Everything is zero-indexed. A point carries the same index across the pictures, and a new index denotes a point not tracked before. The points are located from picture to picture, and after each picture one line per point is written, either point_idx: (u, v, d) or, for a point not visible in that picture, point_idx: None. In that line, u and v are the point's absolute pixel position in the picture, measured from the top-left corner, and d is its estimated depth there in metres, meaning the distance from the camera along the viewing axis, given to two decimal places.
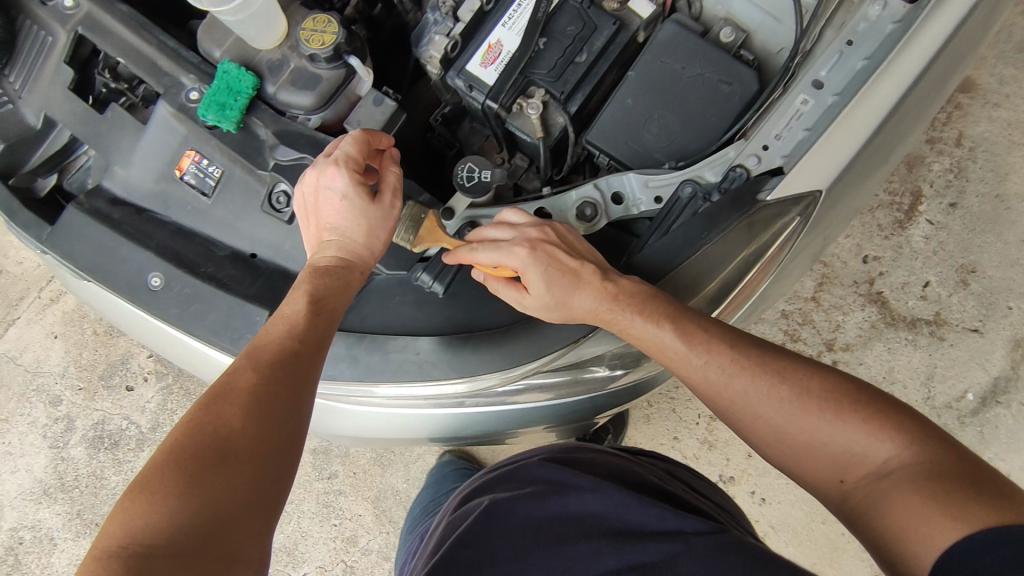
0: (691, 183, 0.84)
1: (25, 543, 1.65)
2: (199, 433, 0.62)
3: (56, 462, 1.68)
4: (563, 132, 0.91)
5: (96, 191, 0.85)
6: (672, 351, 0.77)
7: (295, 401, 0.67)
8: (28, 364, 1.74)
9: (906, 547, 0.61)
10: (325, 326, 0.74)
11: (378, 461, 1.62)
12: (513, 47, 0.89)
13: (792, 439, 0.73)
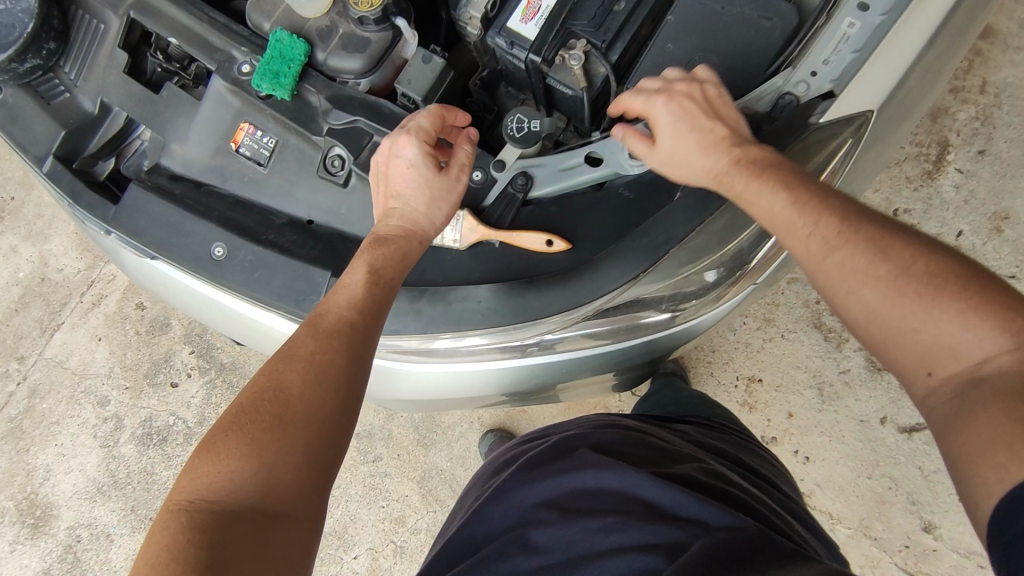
0: (743, 114, 0.85)
1: (82, 541, 1.68)
2: (261, 398, 0.66)
3: (107, 461, 1.72)
4: (605, 82, 0.92)
5: (156, 170, 0.88)
6: (772, 211, 0.72)
7: (351, 372, 0.69)
8: (74, 367, 1.78)
9: (972, 458, 0.55)
10: (383, 296, 0.75)
11: (421, 441, 1.65)
12: (552, 1, 0.91)
13: (881, 320, 0.64)
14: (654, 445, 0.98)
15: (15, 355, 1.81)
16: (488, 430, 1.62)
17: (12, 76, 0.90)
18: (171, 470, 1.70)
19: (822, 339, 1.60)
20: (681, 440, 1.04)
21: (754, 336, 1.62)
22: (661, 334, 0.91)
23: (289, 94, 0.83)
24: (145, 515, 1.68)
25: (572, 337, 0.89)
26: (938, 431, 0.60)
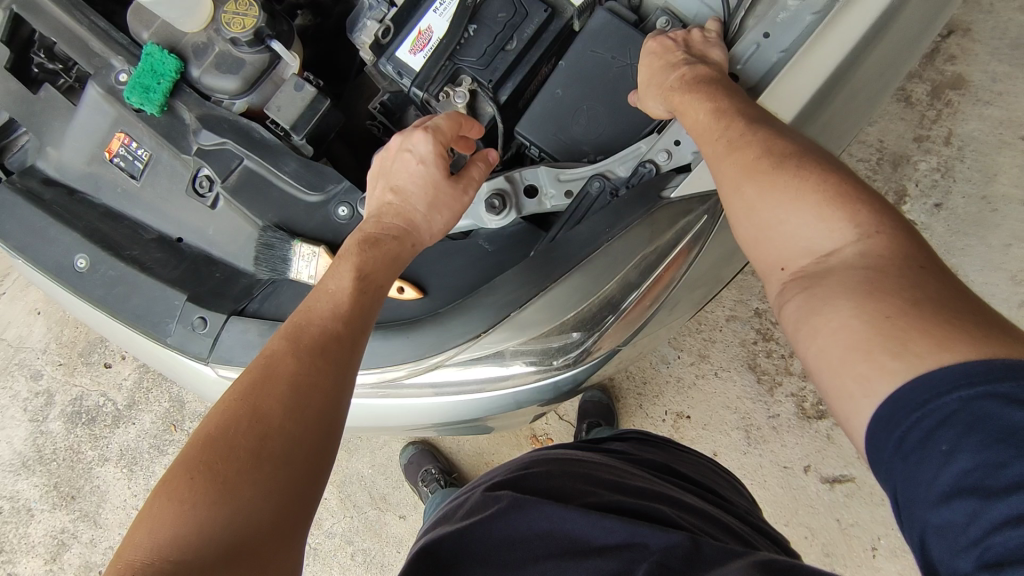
0: (600, 178, 0.86)
1: (4, 513, 1.70)
2: (233, 424, 0.58)
3: (35, 435, 1.73)
4: (491, 121, 0.95)
5: (31, 171, 0.93)
6: (699, 127, 0.74)
7: (333, 391, 0.63)
8: (11, 339, 1.78)
9: (833, 377, 0.53)
10: (368, 309, 0.71)
11: (345, 446, 1.65)
12: (442, 33, 0.92)
13: (757, 220, 0.64)
14: (584, 471, 0.86)
15: None
16: (411, 442, 1.62)
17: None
18: (96, 450, 1.70)
19: (754, 382, 1.58)
20: (613, 459, 0.94)
21: (686, 371, 1.60)
22: (522, 389, 0.86)
23: (161, 110, 0.88)
24: (67, 493, 1.69)
25: (426, 384, 0.87)
26: (789, 334, 0.59)
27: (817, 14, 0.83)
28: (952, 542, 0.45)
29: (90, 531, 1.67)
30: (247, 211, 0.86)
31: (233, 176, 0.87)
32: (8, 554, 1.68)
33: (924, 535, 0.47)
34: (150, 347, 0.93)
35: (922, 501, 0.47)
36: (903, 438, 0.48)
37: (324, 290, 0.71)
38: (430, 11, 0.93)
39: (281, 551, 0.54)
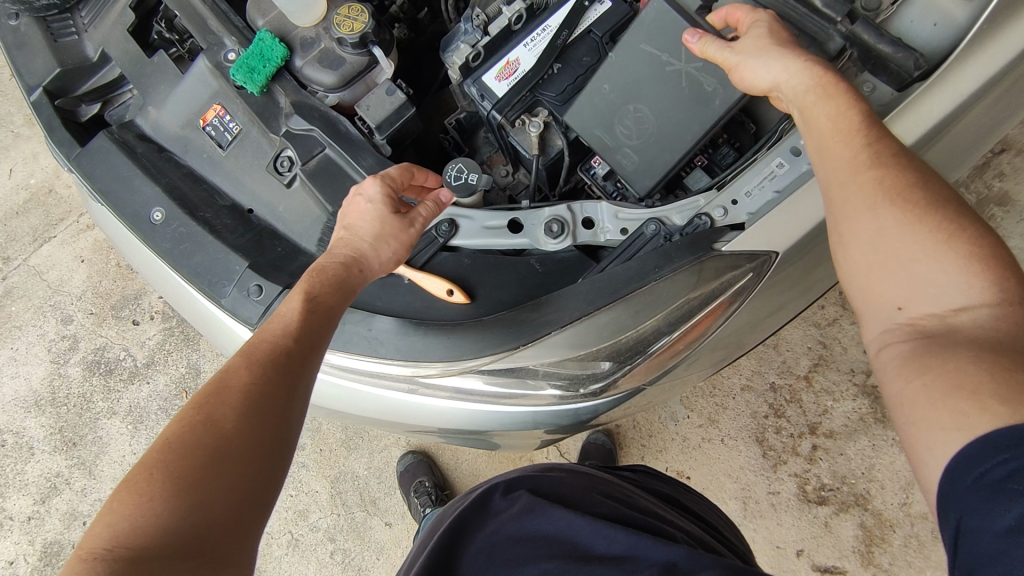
0: (656, 222, 0.89)
1: (6, 447, 1.73)
2: (190, 429, 0.61)
3: (53, 377, 1.77)
4: (559, 155, 1.02)
5: (129, 126, 1.01)
6: (833, 135, 0.69)
7: (286, 399, 0.66)
8: (52, 281, 1.85)
9: (927, 416, 0.55)
10: (325, 323, 0.73)
11: (346, 443, 1.66)
12: (528, 67, 1.00)
13: (880, 249, 0.63)
14: (595, 485, 0.93)
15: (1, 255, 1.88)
16: (410, 450, 1.63)
17: (27, 10, 1.03)
18: (107, 402, 1.74)
19: (760, 455, 1.57)
20: (619, 477, 0.99)
21: (693, 432, 1.60)
22: (540, 410, 0.89)
23: (260, 90, 0.95)
24: (70, 438, 1.72)
25: (455, 388, 0.89)
26: (884, 370, 0.62)
27: (884, 107, 0.90)
28: (1000, 573, 0.49)
29: (84, 480, 1.69)
30: (318, 195, 0.92)
31: (312, 161, 0.93)
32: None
33: (974, 566, 0.51)
34: (197, 305, 0.97)
35: (985, 533, 0.51)
36: (983, 474, 0.51)
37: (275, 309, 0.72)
38: (520, 45, 1.00)
39: (237, 547, 0.58)
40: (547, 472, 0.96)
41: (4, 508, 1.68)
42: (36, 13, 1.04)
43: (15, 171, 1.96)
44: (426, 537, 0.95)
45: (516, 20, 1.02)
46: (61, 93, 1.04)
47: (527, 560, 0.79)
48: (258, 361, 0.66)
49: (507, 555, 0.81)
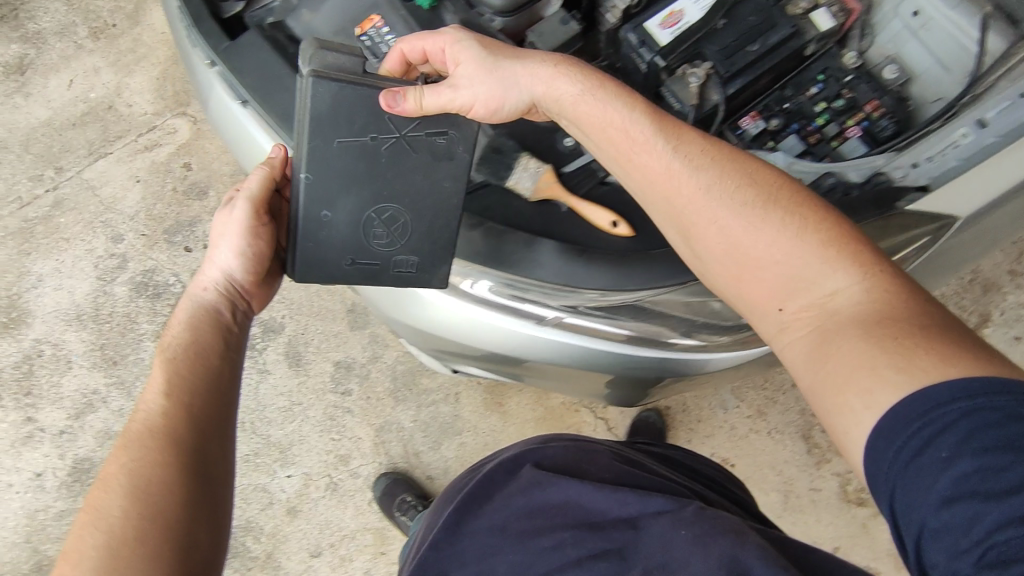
0: (834, 176, 1.04)
1: (42, 358, 1.69)
2: (85, 530, 0.77)
3: (98, 293, 1.73)
4: (714, 108, 1.06)
5: None
6: (669, 166, 0.87)
7: (167, 461, 0.84)
8: (104, 197, 1.80)
9: (840, 402, 0.71)
10: (192, 392, 0.91)
11: (393, 393, 1.65)
12: (693, 18, 1.05)
13: (740, 260, 0.83)
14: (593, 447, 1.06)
15: (54, 164, 1.82)
16: (381, 473, 1.60)
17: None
18: (153, 325, 1.71)
19: (805, 451, 1.60)
20: (623, 446, 1.08)
21: (742, 422, 1.62)
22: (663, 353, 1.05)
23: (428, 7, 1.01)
24: (110, 356, 1.69)
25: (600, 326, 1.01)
26: (795, 362, 0.79)
27: None
28: (951, 545, 0.61)
29: (122, 400, 1.66)
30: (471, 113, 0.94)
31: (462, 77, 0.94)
32: (33, 398, 1.66)
33: (923, 538, 0.63)
34: None
35: (925, 506, 0.63)
36: (904, 446, 0.65)
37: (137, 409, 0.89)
38: None
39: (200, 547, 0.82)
40: (549, 443, 1.05)
41: (36, 419, 1.65)
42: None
43: (75, 81, 1.90)
44: (440, 509, 1.06)
45: None
46: None
47: (537, 532, 0.91)
48: (132, 447, 0.84)
49: (520, 530, 0.92)
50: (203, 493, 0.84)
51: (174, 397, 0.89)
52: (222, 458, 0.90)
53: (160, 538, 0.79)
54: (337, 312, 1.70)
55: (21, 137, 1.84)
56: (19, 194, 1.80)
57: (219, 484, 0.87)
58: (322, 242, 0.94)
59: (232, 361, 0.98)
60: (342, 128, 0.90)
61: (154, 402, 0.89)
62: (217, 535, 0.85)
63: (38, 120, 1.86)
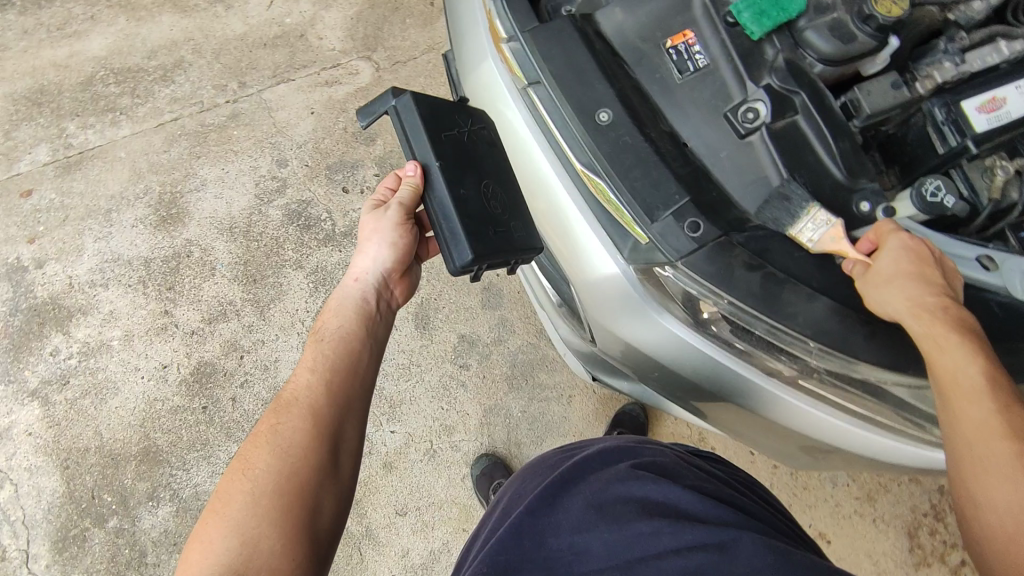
0: None
1: (190, 258, 1.75)
2: (230, 479, 0.87)
3: (253, 211, 1.78)
4: (1013, 209, 0.83)
5: (589, 19, 0.89)
6: (959, 379, 0.73)
7: (301, 435, 0.91)
8: (278, 121, 1.85)
9: None
10: (339, 376, 1.00)
11: (509, 380, 1.66)
12: (1017, 111, 0.82)
13: (998, 499, 0.67)
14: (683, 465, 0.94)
15: (239, 78, 1.88)
16: (483, 453, 1.61)
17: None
18: (296, 254, 1.75)
19: (907, 548, 1.55)
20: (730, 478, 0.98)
21: (849, 502, 1.58)
22: (895, 443, 0.86)
23: (758, 36, 0.81)
24: (251, 273, 1.74)
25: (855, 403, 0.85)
26: None
27: None
28: None
29: (253, 317, 1.71)
30: (777, 158, 0.79)
31: (780, 121, 0.80)
32: (173, 293, 1.73)
33: None
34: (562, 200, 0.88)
35: None
36: None
37: (292, 381, 0.99)
38: (1009, 84, 0.83)
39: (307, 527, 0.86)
40: (645, 447, 0.98)
41: (172, 314, 1.72)
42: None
43: (274, 4, 1.95)
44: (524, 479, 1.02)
45: (1007, 60, 0.85)
46: None
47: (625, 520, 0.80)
48: (278, 412, 0.94)
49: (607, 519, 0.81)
50: (334, 471, 0.92)
51: (318, 375, 0.99)
52: (350, 443, 0.97)
53: (275, 503, 0.84)
54: (473, 286, 1.72)
55: (215, 45, 1.91)
56: (202, 99, 1.87)
57: (344, 470, 0.94)
58: (464, 214, 0.92)
59: (373, 358, 1.07)
60: (444, 125, 0.95)
61: (309, 378, 0.99)
62: (334, 516, 0.91)
63: (234, 33, 1.92)
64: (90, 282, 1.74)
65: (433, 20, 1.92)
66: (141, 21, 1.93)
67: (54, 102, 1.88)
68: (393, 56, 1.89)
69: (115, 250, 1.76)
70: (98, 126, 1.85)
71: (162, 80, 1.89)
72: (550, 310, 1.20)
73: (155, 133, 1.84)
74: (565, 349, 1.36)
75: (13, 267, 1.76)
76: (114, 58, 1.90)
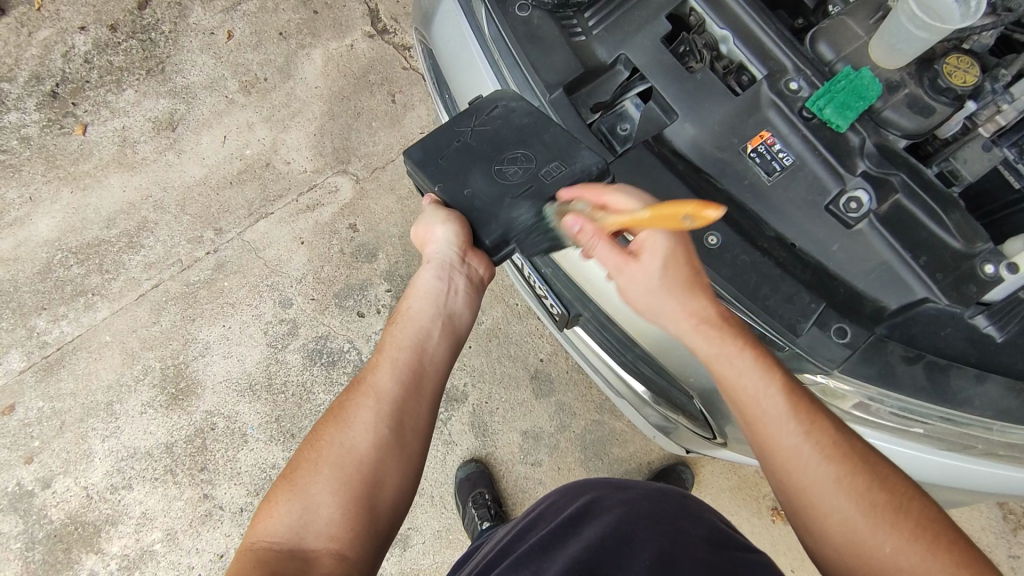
0: None
1: (216, 431, 1.62)
2: (303, 451, 0.77)
3: (270, 361, 1.66)
4: None
5: (660, 139, 0.88)
6: (756, 402, 0.76)
7: (371, 413, 0.77)
8: (269, 260, 1.73)
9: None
10: (420, 352, 0.81)
11: (585, 464, 1.62)
12: None
13: (785, 474, 0.74)
14: (699, 510, 0.92)
15: (213, 226, 1.76)
16: None
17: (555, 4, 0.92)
18: (329, 395, 1.64)
19: (1000, 517, 1.52)
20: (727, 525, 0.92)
21: None
22: None
23: (843, 128, 0.82)
24: (288, 429, 1.61)
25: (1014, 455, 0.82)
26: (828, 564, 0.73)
27: None
28: None
29: None
30: (894, 243, 0.80)
31: (885, 204, 0.80)
32: (208, 474, 1.59)
33: None
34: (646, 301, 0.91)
35: None
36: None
37: (378, 345, 0.84)
38: None
39: (369, 513, 0.74)
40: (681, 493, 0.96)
41: (212, 496, 1.57)
42: (556, 4, 0.92)
43: (228, 137, 1.84)
44: (569, 496, 0.98)
45: None
46: (571, 89, 0.91)
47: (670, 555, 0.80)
48: (359, 381, 0.81)
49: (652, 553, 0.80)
50: (402, 450, 0.77)
51: (400, 347, 0.81)
52: (427, 420, 0.80)
53: (339, 485, 0.73)
54: (520, 378, 1.67)
55: (178, 196, 1.78)
56: (179, 257, 1.73)
57: (413, 445, 0.78)
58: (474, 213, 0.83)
59: (451, 338, 0.84)
60: (439, 147, 0.87)
61: (386, 353, 0.82)
62: (402, 495, 0.77)
63: (193, 178, 1.80)
64: (110, 488, 1.58)
65: (399, 117, 1.86)
66: (88, 190, 1.78)
67: (13, 301, 1.70)
68: (370, 163, 1.82)
69: (128, 444, 1.61)
70: (71, 314, 1.69)
71: (129, 248, 1.74)
72: (638, 403, 1.17)
73: (137, 306, 1.70)
74: (646, 425, 1.32)
75: (17, 495, 1.57)
76: (69, 237, 1.74)
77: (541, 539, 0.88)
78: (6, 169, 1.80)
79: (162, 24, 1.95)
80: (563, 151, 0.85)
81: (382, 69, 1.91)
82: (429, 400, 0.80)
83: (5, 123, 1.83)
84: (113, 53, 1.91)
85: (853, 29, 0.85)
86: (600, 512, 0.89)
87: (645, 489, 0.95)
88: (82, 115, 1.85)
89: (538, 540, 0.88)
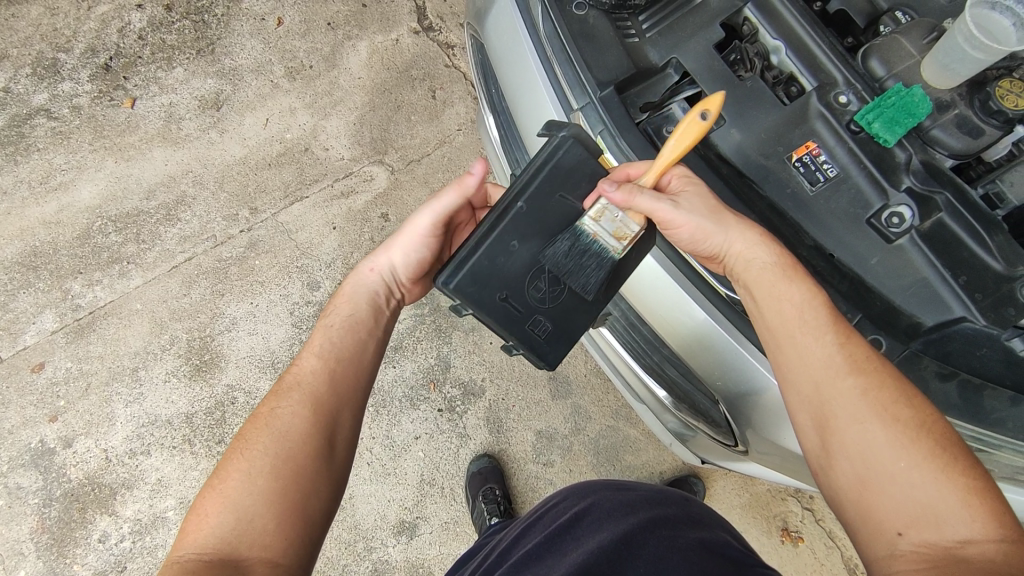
0: None
1: (236, 405, 1.64)
2: (231, 461, 0.82)
3: (294, 341, 1.69)
4: None
5: (707, 143, 0.90)
6: (798, 316, 0.81)
7: (299, 419, 0.84)
8: (300, 242, 1.77)
9: (884, 493, 0.72)
10: (347, 364, 0.92)
11: (597, 468, 1.63)
12: None
13: (814, 383, 0.79)
14: (704, 517, 0.91)
15: (249, 205, 1.80)
16: None
17: (611, 4, 0.95)
18: None
19: None
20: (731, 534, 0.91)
21: None
22: None
23: (890, 143, 0.83)
24: None
25: None
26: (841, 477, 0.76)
27: None
28: None
29: None
30: (933, 259, 0.81)
31: (928, 221, 0.81)
32: (225, 446, 1.61)
33: None
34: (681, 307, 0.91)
35: None
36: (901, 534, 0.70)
37: (301, 361, 0.92)
38: None
39: (301, 515, 0.79)
40: (682, 500, 0.95)
41: None
42: (612, 6, 0.95)
43: (271, 120, 1.88)
44: (575, 497, 0.98)
45: None
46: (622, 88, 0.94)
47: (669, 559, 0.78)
48: (284, 393, 0.88)
49: (651, 558, 0.78)
50: (330, 454, 0.85)
51: (326, 361, 0.91)
52: (350, 429, 0.90)
53: (272, 490, 0.78)
54: (538, 378, 1.67)
55: (217, 174, 1.83)
56: (214, 233, 1.77)
57: (339, 451, 0.87)
58: (497, 268, 0.87)
59: (375, 339, 0.98)
60: (571, 187, 0.88)
61: (311, 365, 0.91)
62: (330, 501, 0.84)
63: (234, 158, 1.84)
64: (128, 452, 1.61)
65: (439, 113, 1.90)
66: (132, 161, 1.83)
67: (51, 262, 1.74)
68: (406, 155, 1.85)
69: (150, 411, 1.64)
70: (106, 280, 1.73)
71: (166, 220, 1.78)
72: (658, 408, 1.18)
73: (170, 277, 1.73)
74: (663, 432, 1.33)
75: (38, 451, 1.61)
76: (109, 205, 1.79)
77: (533, 547, 0.88)
78: (56, 136, 1.85)
79: (216, 7, 2.00)
80: (563, 320, 0.91)
81: (425, 65, 1.95)
82: (351, 411, 0.90)
83: (58, 91, 1.89)
84: (166, 31, 1.96)
85: (906, 47, 0.86)
86: (592, 526, 0.87)
87: (643, 496, 0.94)
88: (132, 89, 1.91)
89: (533, 547, 0.88)
